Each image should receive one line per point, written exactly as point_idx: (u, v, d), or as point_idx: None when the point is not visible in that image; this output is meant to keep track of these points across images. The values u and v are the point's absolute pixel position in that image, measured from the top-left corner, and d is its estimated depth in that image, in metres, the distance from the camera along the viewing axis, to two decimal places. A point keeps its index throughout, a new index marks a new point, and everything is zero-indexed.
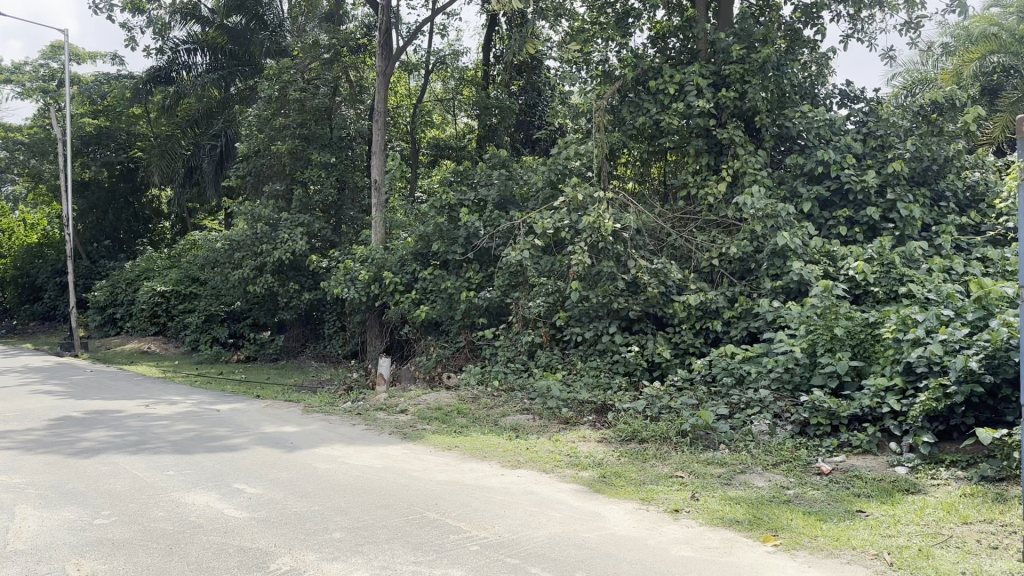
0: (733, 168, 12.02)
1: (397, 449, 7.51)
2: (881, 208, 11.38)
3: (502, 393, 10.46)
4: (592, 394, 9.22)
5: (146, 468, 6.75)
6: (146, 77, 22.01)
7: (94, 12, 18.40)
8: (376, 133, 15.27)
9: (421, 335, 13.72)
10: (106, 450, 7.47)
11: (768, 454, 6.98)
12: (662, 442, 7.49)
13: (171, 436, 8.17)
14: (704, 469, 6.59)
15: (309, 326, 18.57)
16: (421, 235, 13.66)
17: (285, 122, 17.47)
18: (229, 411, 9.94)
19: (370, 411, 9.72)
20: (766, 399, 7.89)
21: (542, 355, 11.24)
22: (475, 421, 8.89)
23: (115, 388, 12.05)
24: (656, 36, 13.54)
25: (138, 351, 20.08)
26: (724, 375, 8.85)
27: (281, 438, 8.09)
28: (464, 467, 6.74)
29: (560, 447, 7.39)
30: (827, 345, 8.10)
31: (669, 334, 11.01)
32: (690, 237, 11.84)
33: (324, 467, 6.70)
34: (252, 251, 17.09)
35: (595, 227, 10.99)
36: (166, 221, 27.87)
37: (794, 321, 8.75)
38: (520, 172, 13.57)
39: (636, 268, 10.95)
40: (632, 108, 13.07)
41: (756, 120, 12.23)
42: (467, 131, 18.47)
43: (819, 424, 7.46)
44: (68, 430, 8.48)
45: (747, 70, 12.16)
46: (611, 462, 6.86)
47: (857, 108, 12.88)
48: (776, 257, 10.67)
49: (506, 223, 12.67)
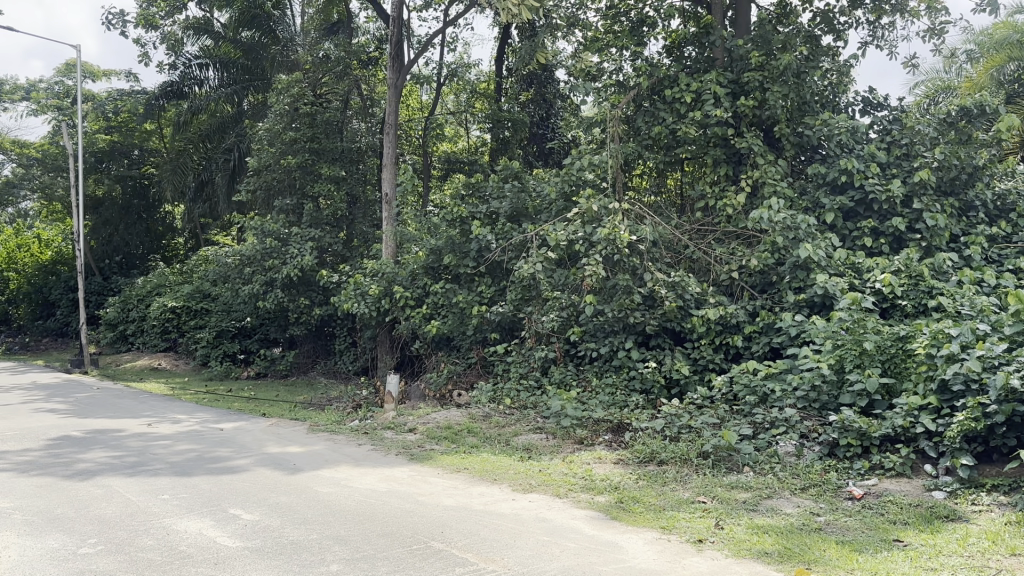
0: (752, 178, 11.68)
1: (404, 470, 7.17)
2: (908, 218, 11.00)
3: (514, 411, 10.13)
4: (608, 412, 8.85)
5: (141, 491, 6.44)
6: (159, 91, 22.07)
7: (107, 28, 18.48)
8: (387, 146, 15.03)
9: (431, 351, 13.45)
10: (102, 471, 7.17)
11: (795, 478, 6.60)
12: (682, 464, 7.11)
13: (170, 456, 7.86)
14: (727, 494, 6.21)
15: (320, 342, 18.34)
16: (433, 248, 13.35)
17: (296, 135, 17.29)
18: (233, 430, 9.64)
19: (378, 429, 9.40)
20: (792, 418, 7.50)
21: (555, 372, 10.91)
22: (486, 440, 8.56)
23: (120, 406, 11.78)
24: (671, 45, 13.27)
25: (149, 367, 19.89)
26: (748, 393, 8.46)
27: (283, 459, 7.77)
28: (473, 491, 6.38)
29: (574, 469, 7.03)
30: (856, 362, 7.70)
31: (688, 350, 10.67)
32: (708, 249, 11.47)
33: (326, 491, 6.37)
34: (261, 266, 16.88)
35: (610, 238, 10.60)
36: (179, 237, 27.75)
37: (819, 336, 8.37)
38: (533, 185, 13.31)
39: (652, 281, 10.58)
40: (648, 117, 12.78)
41: (776, 129, 12.00)
42: (480, 144, 18.24)
43: (849, 445, 7.04)
44: (65, 450, 8.20)
45: (767, 78, 11.84)
46: (629, 485, 6.48)
47: (880, 117, 12.50)
48: (799, 269, 10.32)
49: (518, 235, 12.36)
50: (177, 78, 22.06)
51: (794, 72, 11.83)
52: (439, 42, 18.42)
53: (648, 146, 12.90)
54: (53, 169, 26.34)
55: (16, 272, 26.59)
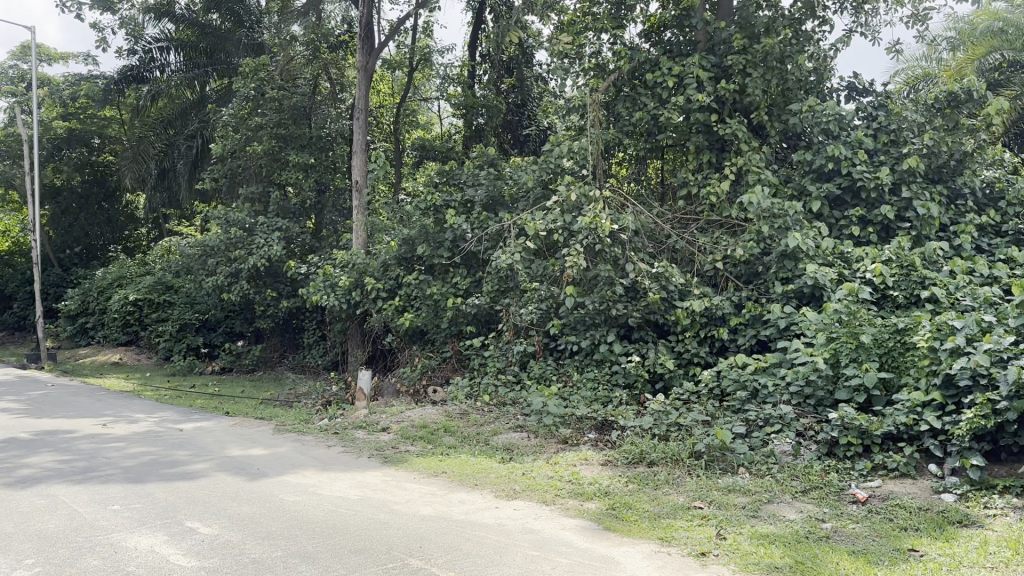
0: (736, 166, 11.27)
1: (376, 475, 6.66)
2: (896, 207, 10.72)
3: (493, 408, 9.65)
4: (592, 409, 8.43)
5: (89, 501, 5.85)
6: (118, 76, 21.08)
7: (62, 10, 17.51)
8: (357, 132, 14.45)
9: (405, 344, 12.92)
10: (47, 478, 6.55)
11: (794, 480, 6.23)
12: (673, 465, 6.70)
13: (123, 461, 7.26)
14: (726, 499, 5.80)
15: (288, 335, 17.71)
16: (406, 238, 12.78)
17: (261, 121, 16.59)
18: (193, 430, 9.05)
19: (348, 429, 8.87)
20: (788, 415, 7.10)
21: (535, 367, 10.45)
22: (465, 440, 8.09)
23: (76, 405, 11.09)
24: (650, 29, 12.82)
25: (109, 362, 19.08)
26: (737, 387, 8.07)
27: (247, 463, 7.21)
28: (453, 497, 5.91)
29: (560, 472, 6.58)
30: (852, 355, 7.36)
31: (671, 343, 10.24)
32: (691, 239, 11.07)
33: (292, 499, 5.86)
34: (226, 257, 16.18)
35: (592, 227, 10.11)
36: (141, 228, 26.76)
37: (812, 328, 8.01)
38: (510, 172, 12.83)
39: (635, 272, 10.15)
40: (628, 103, 12.32)
41: (759, 115, 11.62)
42: (452, 131, 17.71)
43: (849, 444, 6.69)
44: (9, 454, 7.55)
45: (751, 62, 11.46)
46: (619, 490, 6.05)
47: (864, 102, 12.21)
48: (787, 259, 9.96)
49: (495, 224, 11.87)
50: (137, 62, 21.14)
51: (778, 56, 11.41)
52: (411, 25, 17.80)
53: (629, 133, 12.49)
54: (8, 156, 24.94)
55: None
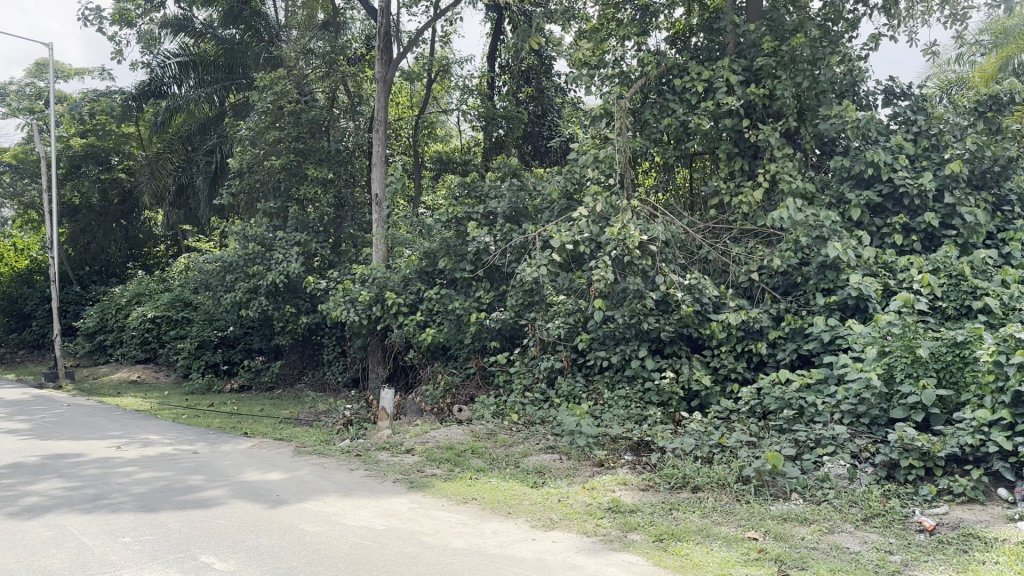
0: (770, 173, 10.83)
1: (402, 502, 6.25)
2: (940, 213, 10.25)
3: (521, 428, 9.26)
4: (627, 429, 8.00)
5: (98, 532, 5.50)
6: (135, 92, 21.15)
7: (82, 25, 17.32)
8: (377, 144, 14.18)
9: (426, 361, 12.58)
10: (56, 507, 6.21)
11: (853, 508, 5.80)
12: (719, 491, 6.26)
13: (132, 487, 6.92)
14: (782, 529, 5.36)
15: (308, 351, 17.43)
16: (427, 252, 12.40)
17: (280, 135, 16.34)
18: (208, 453, 8.70)
19: (371, 451, 8.49)
20: (841, 436, 6.66)
21: (563, 384, 10.03)
22: (493, 462, 7.68)
23: (89, 426, 10.81)
24: (675, 34, 12.43)
25: (127, 380, 18.85)
26: (781, 406, 7.62)
27: (263, 489, 6.85)
28: (486, 528, 5.50)
29: (598, 498, 6.15)
30: (908, 371, 6.91)
31: (706, 358, 9.81)
32: (724, 249, 10.62)
33: (314, 530, 5.47)
34: (244, 273, 15.93)
35: (619, 239, 9.68)
36: (160, 245, 26.66)
37: (861, 341, 7.56)
38: (533, 183, 12.46)
39: (667, 284, 9.70)
40: (656, 110, 11.90)
41: (791, 119, 11.18)
42: (472, 142, 17.43)
43: (910, 467, 6.23)
44: (17, 480, 7.23)
45: (780, 65, 11.06)
46: (663, 519, 5.61)
47: (901, 106, 11.74)
48: (827, 270, 9.49)
49: (519, 237, 11.49)
50: (152, 78, 21.15)
51: (809, 57, 10.98)
52: (430, 36, 17.55)
53: (656, 140, 12.07)
54: (26, 174, 24.77)
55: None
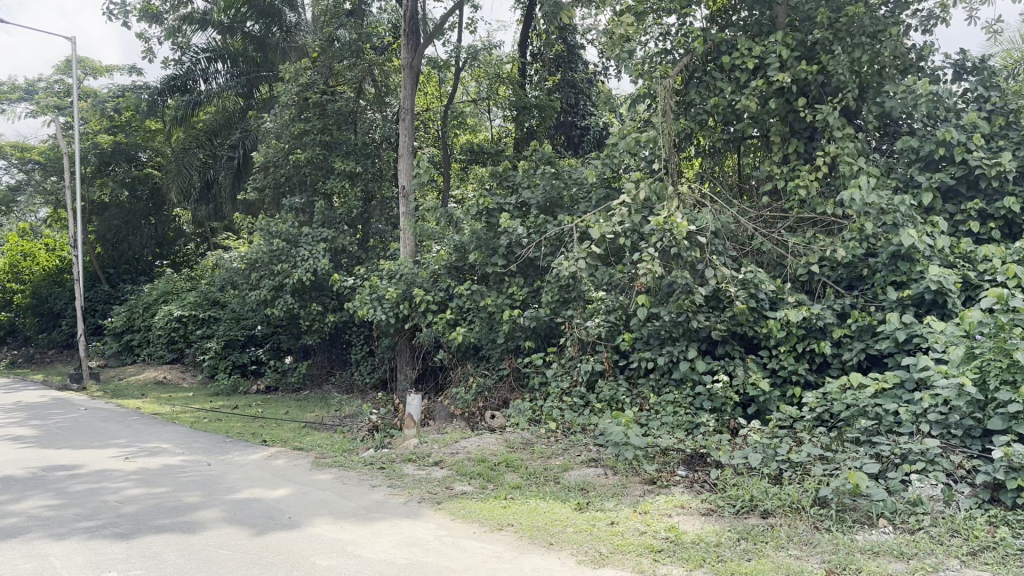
0: (829, 156, 9.86)
1: (428, 529, 5.50)
2: (1021, 197, 9.22)
3: (559, 438, 8.49)
4: (678, 440, 7.19)
5: (80, 564, 4.81)
6: (162, 86, 19.87)
7: (109, 19, 16.90)
8: (402, 134, 13.41)
9: (457, 361, 11.90)
10: (41, 531, 5.54)
11: (956, 539, 4.93)
12: (794, 517, 5.44)
13: (122, 507, 6.23)
14: (878, 567, 4.49)
15: (336, 351, 16.85)
16: (457, 245, 11.66)
17: (305, 127, 15.73)
18: (221, 465, 8.01)
19: (396, 464, 7.75)
20: (931, 450, 5.78)
21: (604, 389, 9.20)
22: (530, 478, 6.91)
23: (101, 433, 10.19)
24: (715, 12, 11.45)
25: (154, 380, 18.36)
26: (853, 414, 6.74)
27: (274, 509, 6.14)
28: (526, 563, 4.73)
29: (653, 525, 5.34)
30: (1004, 376, 5.99)
31: (762, 359, 8.96)
32: (779, 239, 9.69)
33: (326, 563, 4.75)
34: (268, 271, 15.22)
35: (665, 229, 8.70)
36: (188, 243, 26.33)
37: (946, 340, 6.62)
38: (568, 171, 11.58)
39: (718, 279, 8.78)
40: (703, 88, 10.92)
41: (847, 97, 10.17)
42: (502, 133, 16.64)
43: (1018, 488, 5.33)
44: (8, 497, 6.58)
45: (836, 37, 10.08)
46: (732, 553, 4.78)
47: (972, 80, 10.63)
48: (899, 261, 8.54)
49: (554, 228, 10.65)
50: (182, 72, 20.12)
51: (867, 28, 10.00)
52: (457, 23, 16.72)
53: (702, 123, 11.11)
54: (54, 172, 24.41)
55: (24, 281, 24.74)
